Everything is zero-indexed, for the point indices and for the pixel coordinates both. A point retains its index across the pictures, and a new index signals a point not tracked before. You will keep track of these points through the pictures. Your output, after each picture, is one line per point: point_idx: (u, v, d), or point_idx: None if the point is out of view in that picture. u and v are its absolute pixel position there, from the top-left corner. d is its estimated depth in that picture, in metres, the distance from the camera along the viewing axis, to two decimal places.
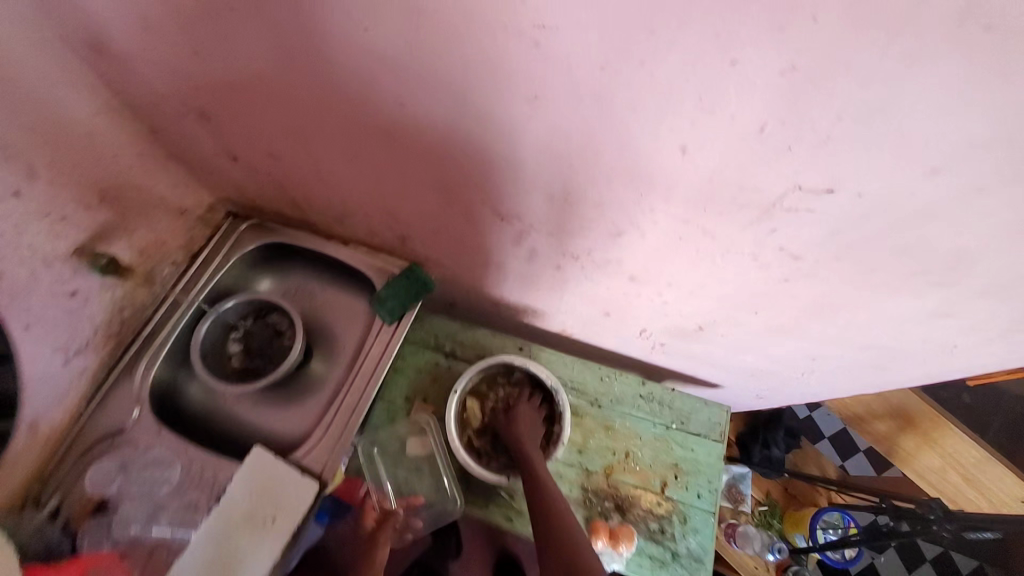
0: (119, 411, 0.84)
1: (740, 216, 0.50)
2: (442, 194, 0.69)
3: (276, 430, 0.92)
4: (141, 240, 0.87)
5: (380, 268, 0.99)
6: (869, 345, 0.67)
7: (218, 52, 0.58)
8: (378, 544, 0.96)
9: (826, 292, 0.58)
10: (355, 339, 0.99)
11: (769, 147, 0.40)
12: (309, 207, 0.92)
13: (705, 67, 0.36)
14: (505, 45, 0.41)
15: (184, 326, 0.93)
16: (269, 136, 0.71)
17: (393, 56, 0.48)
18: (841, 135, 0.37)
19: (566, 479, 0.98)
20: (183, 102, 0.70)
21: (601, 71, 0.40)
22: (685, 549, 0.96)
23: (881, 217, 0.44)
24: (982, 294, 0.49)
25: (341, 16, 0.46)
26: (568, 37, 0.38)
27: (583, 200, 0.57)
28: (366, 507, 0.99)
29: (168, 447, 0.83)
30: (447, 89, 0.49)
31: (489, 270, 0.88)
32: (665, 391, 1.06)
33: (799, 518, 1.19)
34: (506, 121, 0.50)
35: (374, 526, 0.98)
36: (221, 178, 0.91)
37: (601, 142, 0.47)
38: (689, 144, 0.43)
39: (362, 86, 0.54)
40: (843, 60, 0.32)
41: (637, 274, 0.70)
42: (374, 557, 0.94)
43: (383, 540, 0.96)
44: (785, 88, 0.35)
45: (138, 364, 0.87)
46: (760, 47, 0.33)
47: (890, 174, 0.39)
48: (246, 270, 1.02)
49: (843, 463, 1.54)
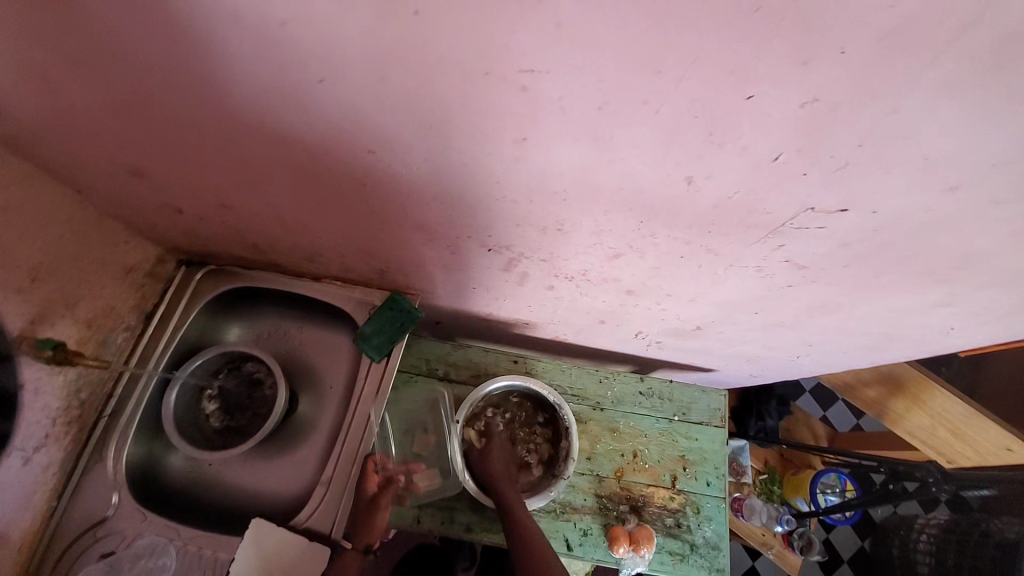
0: (96, 500, 0.80)
1: (746, 235, 0.48)
2: (421, 231, 0.64)
3: (270, 490, 0.87)
4: (86, 313, 0.78)
5: (360, 301, 0.93)
6: (868, 333, 0.68)
7: (144, 108, 0.50)
8: (378, 509, 0.83)
9: (828, 293, 0.57)
10: (342, 379, 0.93)
11: (783, 174, 0.38)
12: (272, 250, 0.84)
13: (718, 103, 0.32)
14: (487, 92, 0.36)
15: (151, 397, 0.88)
16: (217, 188, 0.64)
17: (353, 106, 0.42)
18: (860, 160, 0.35)
19: (579, 489, 0.98)
20: (111, 161, 0.62)
21: (599, 111, 0.35)
22: (702, 538, 0.97)
23: (893, 229, 0.43)
24: (984, 286, 0.50)
25: (286, 68, 0.39)
26: (561, 80, 0.33)
27: (577, 229, 0.54)
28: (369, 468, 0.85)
29: (158, 531, 0.79)
30: (420, 136, 0.43)
31: (477, 294, 0.84)
32: (663, 384, 1.06)
33: (799, 482, 1.23)
34: (490, 163, 0.45)
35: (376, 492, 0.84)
36: (166, 229, 0.82)
37: (598, 177, 0.43)
38: (697, 175, 0.40)
39: (319, 137, 0.48)
40: (871, 89, 0.29)
41: (634, 288, 0.68)
42: (377, 522, 0.83)
43: (385, 505, 0.84)
44: (804, 119, 0.32)
45: (108, 445, 0.83)
46: (781, 82, 0.30)
47: (910, 190, 0.37)
48: (210, 320, 0.95)
49: (825, 414, 1.60)
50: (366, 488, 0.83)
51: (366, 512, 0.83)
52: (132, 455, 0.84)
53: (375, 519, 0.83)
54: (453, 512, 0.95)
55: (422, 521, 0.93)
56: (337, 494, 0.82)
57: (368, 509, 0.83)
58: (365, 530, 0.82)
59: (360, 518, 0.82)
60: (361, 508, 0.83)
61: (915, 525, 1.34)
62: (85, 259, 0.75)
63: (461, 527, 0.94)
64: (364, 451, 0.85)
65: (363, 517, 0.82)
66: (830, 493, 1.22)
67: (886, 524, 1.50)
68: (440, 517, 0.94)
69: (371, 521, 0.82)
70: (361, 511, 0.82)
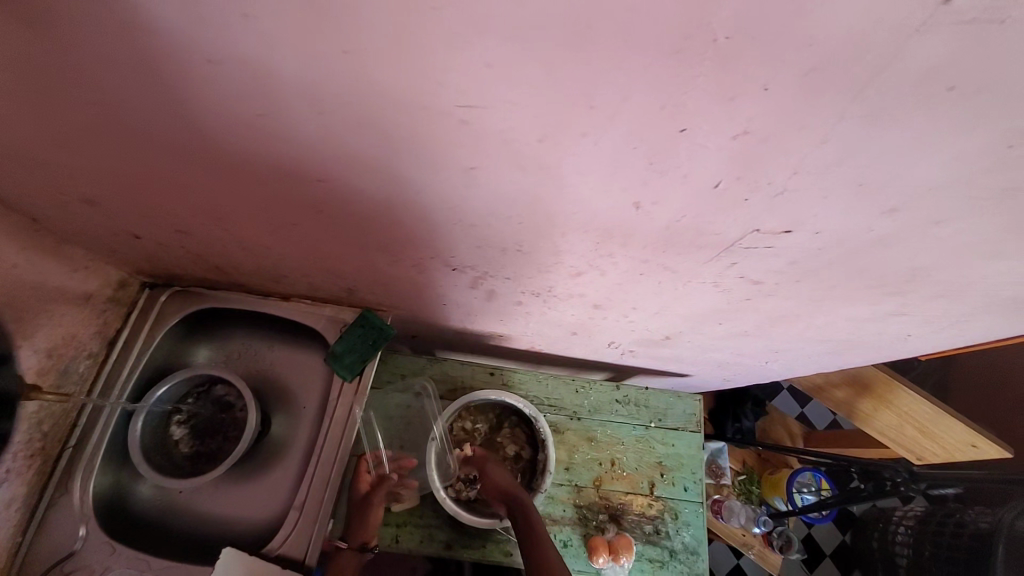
0: (62, 535, 0.78)
1: (700, 254, 0.48)
2: (383, 252, 0.63)
3: (243, 517, 0.85)
4: (47, 341, 0.75)
5: (331, 319, 0.92)
6: (830, 340, 0.69)
7: (85, 140, 0.48)
8: (371, 506, 0.89)
9: (786, 305, 0.58)
10: (315, 399, 0.91)
11: (726, 199, 0.38)
12: (237, 271, 0.83)
13: (654, 135, 0.33)
14: (427, 125, 0.36)
15: (117, 425, 0.85)
16: (172, 214, 0.62)
17: (298, 137, 0.41)
18: (796, 185, 0.36)
19: (558, 500, 0.98)
20: (59, 190, 0.60)
21: (540, 143, 0.35)
22: (681, 544, 0.98)
23: (838, 247, 0.43)
24: (934, 296, 0.51)
25: (225, 102, 0.39)
26: (499, 114, 0.33)
27: (537, 250, 0.54)
28: (360, 471, 0.92)
29: (127, 564, 0.78)
30: (369, 164, 0.43)
31: (447, 310, 0.84)
32: (639, 391, 1.07)
33: (775, 482, 1.25)
34: (442, 190, 0.45)
35: (368, 490, 0.91)
36: (124, 254, 0.80)
37: (548, 203, 0.43)
38: (644, 201, 0.40)
39: (269, 166, 0.47)
40: (799, 121, 0.30)
41: (600, 302, 0.68)
42: (369, 518, 0.88)
43: (377, 502, 0.89)
44: (738, 149, 0.33)
45: (74, 478, 0.81)
46: (712, 116, 0.30)
47: (851, 213, 0.38)
48: (177, 343, 0.93)
49: (803, 409, 1.64)
50: (359, 486, 0.91)
51: (360, 510, 0.89)
52: (99, 486, 0.82)
53: (366, 515, 0.88)
54: (432, 530, 0.94)
55: (400, 540, 0.93)
56: (311, 517, 0.82)
57: (362, 506, 0.89)
58: (358, 527, 0.88)
59: (355, 516, 0.89)
60: (357, 506, 0.90)
61: (892, 517, 1.37)
62: (43, 288, 0.72)
63: (440, 544, 0.93)
64: (338, 473, 0.84)
65: (356, 515, 0.89)
66: (807, 491, 1.23)
67: (864, 518, 1.53)
68: (419, 535, 0.93)
69: (364, 519, 0.88)
70: (356, 509, 0.89)
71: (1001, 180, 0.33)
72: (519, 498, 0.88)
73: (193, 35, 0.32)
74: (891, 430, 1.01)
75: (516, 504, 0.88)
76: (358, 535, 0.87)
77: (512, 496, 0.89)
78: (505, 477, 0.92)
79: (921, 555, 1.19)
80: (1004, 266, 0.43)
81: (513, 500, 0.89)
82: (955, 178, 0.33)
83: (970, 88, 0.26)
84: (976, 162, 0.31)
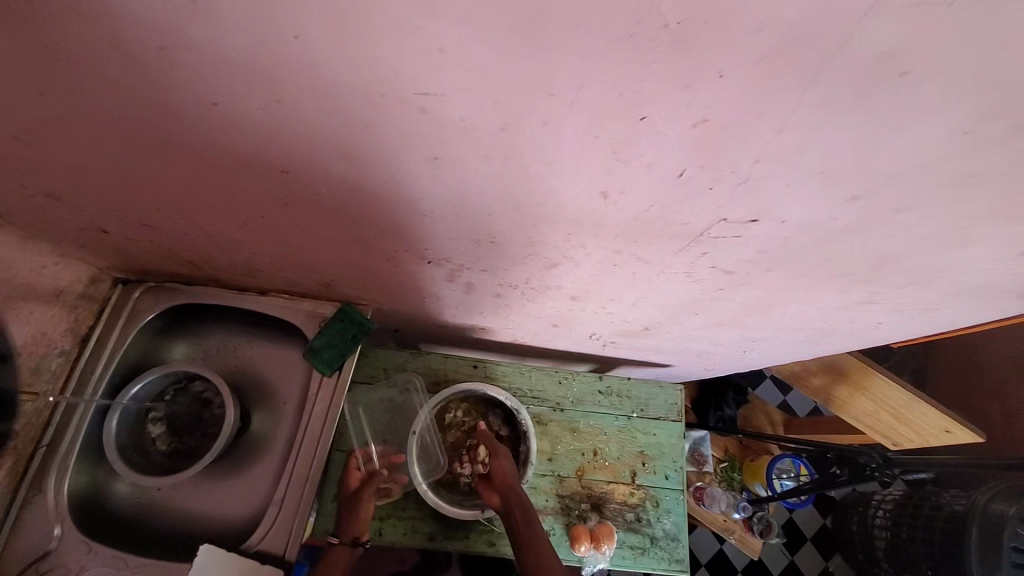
0: (38, 534, 0.77)
1: (671, 244, 0.49)
2: (357, 245, 0.62)
3: (223, 513, 0.84)
4: (15, 340, 0.74)
5: (309, 314, 0.91)
6: (805, 328, 0.70)
7: (40, 133, 0.47)
8: (361, 502, 0.88)
9: (759, 295, 0.59)
10: (295, 394, 0.90)
11: (691, 188, 0.38)
12: (211, 266, 0.81)
13: (615, 123, 0.32)
14: (388, 115, 0.35)
15: (91, 424, 0.84)
16: (140, 208, 0.61)
17: (258, 127, 0.40)
18: (759, 174, 0.36)
19: (541, 490, 0.99)
20: (19, 185, 0.58)
21: (503, 131, 0.35)
22: (662, 531, 1.00)
23: (805, 236, 0.44)
24: (903, 284, 0.51)
25: (179, 91, 0.37)
26: (459, 103, 0.33)
27: (510, 241, 0.54)
28: (349, 468, 0.90)
29: (105, 562, 0.77)
30: (334, 155, 0.42)
31: (427, 303, 0.83)
32: (622, 381, 1.08)
33: (756, 468, 1.27)
34: (410, 182, 0.44)
35: (358, 486, 0.89)
36: (93, 250, 0.78)
37: (517, 194, 0.43)
38: (611, 190, 0.40)
39: (232, 157, 0.46)
40: (755, 108, 0.30)
41: (578, 294, 0.68)
42: (358, 515, 0.87)
43: (368, 499, 0.88)
44: (698, 137, 0.33)
45: (48, 477, 0.79)
46: (670, 104, 0.30)
47: (814, 202, 0.38)
48: (153, 339, 0.91)
49: (785, 397, 1.67)
50: (349, 483, 0.89)
51: (350, 506, 0.88)
52: (74, 485, 0.81)
53: (356, 511, 0.87)
54: (416, 522, 0.94)
55: (384, 533, 0.93)
56: (291, 512, 0.81)
57: (351, 502, 0.88)
58: (349, 523, 0.87)
59: (345, 513, 0.87)
60: (347, 502, 0.88)
61: (872, 501, 1.40)
62: (9, 284, 0.70)
63: (424, 536, 0.94)
64: (318, 468, 0.84)
65: (346, 511, 0.87)
66: (787, 477, 1.25)
67: (844, 502, 1.56)
68: (403, 528, 0.94)
69: (354, 515, 0.87)
70: (346, 505, 0.88)
71: (959, 167, 0.33)
72: (520, 497, 0.88)
73: (139, 21, 0.31)
74: (867, 415, 1.03)
75: (510, 501, 0.88)
76: (348, 530, 0.87)
77: (513, 493, 0.89)
78: (512, 472, 0.91)
79: (898, 536, 1.23)
80: (968, 253, 0.44)
81: (513, 498, 0.88)
82: (914, 165, 0.33)
83: (921, 73, 0.26)
84: (930, 149, 0.32)
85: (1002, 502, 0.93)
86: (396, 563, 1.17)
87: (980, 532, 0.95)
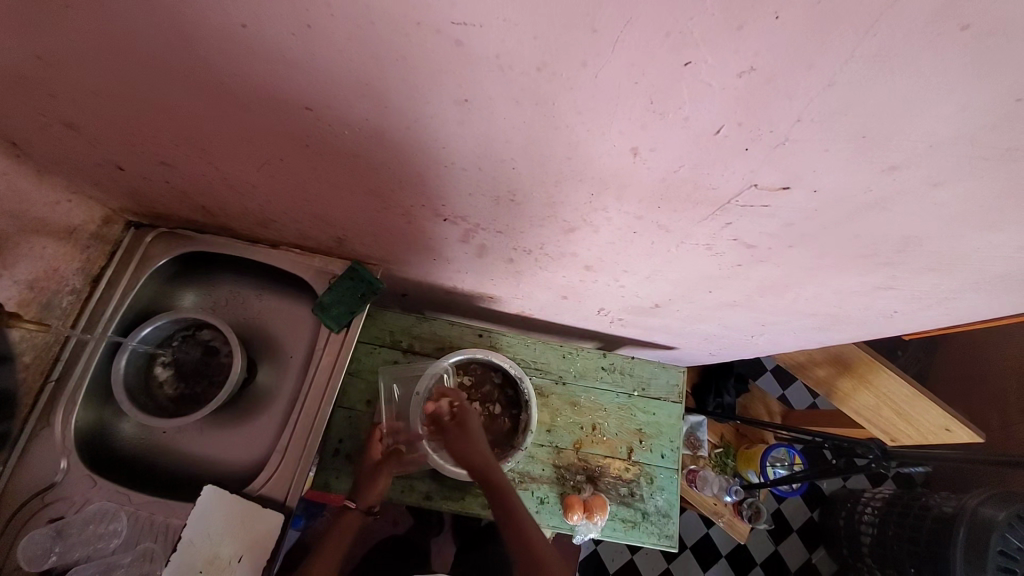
0: (44, 466, 0.78)
1: (694, 212, 0.48)
2: (373, 198, 0.61)
3: (227, 458, 0.86)
4: (27, 273, 0.74)
5: (319, 269, 0.91)
6: (817, 313, 0.69)
7: (57, 52, 0.45)
8: (381, 474, 0.90)
9: (777, 274, 0.58)
10: (302, 349, 0.91)
11: (726, 148, 0.38)
12: (225, 213, 0.81)
13: (657, 67, 0.31)
14: (420, 45, 0.34)
15: (100, 363, 0.84)
16: (157, 144, 0.60)
17: (285, 54, 0.39)
18: (798, 137, 0.35)
19: (538, 459, 1.00)
20: (36, 111, 0.57)
21: (539, 73, 0.34)
22: (654, 506, 1.01)
23: (833, 209, 0.43)
24: (923, 270, 0.51)
25: (207, 12, 0.37)
26: (494, 36, 0.32)
27: (530, 200, 0.53)
28: (372, 438, 0.92)
29: (108, 497, 0.78)
30: (358, 94, 0.41)
31: (437, 266, 0.83)
32: (625, 359, 1.08)
33: (750, 456, 1.29)
34: (434, 128, 0.43)
35: (379, 460, 0.91)
36: (106, 188, 0.77)
37: (547, 147, 0.42)
38: (641, 147, 0.39)
39: (257, 93, 0.45)
40: (806, 61, 0.29)
41: (592, 264, 0.67)
42: (377, 487, 0.89)
43: (387, 472, 0.91)
44: (742, 90, 0.32)
45: (56, 411, 0.80)
46: (717, 47, 0.29)
47: (848, 173, 0.38)
48: (164, 284, 0.91)
49: (784, 392, 1.68)
50: (370, 454, 0.91)
51: (369, 476, 0.90)
52: (81, 420, 0.81)
53: (375, 481, 0.89)
54: (414, 481, 0.96)
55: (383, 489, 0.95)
56: (294, 461, 0.83)
57: (371, 473, 0.90)
58: (365, 491, 0.89)
59: (363, 481, 0.89)
60: (365, 473, 0.90)
61: (861, 498, 1.42)
62: (22, 216, 0.70)
63: (422, 495, 0.96)
64: (322, 421, 0.85)
65: (365, 480, 0.89)
66: (780, 466, 1.27)
67: (833, 496, 1.59)
68: (401, 485, 0.95)
69: (372, 485, 0.89)
70: (364, 475, 0.90)
71: (1003, 141, 0.32)
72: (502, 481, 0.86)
73: None
74: (867, 410, 1.03)
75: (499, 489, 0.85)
76: (363, 498, 0.88)
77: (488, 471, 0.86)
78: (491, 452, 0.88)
79: (884, 533, 1.25)
80: (997, 238, 0.43)
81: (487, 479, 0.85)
82: (957, 135, 0.32)
83: (983, 29, 0.25)
84: (979, 116, 0.31)
85: (992, 506, 0.94)
86: (390, 524, 1.20)
87: (968, 534, 0.95)
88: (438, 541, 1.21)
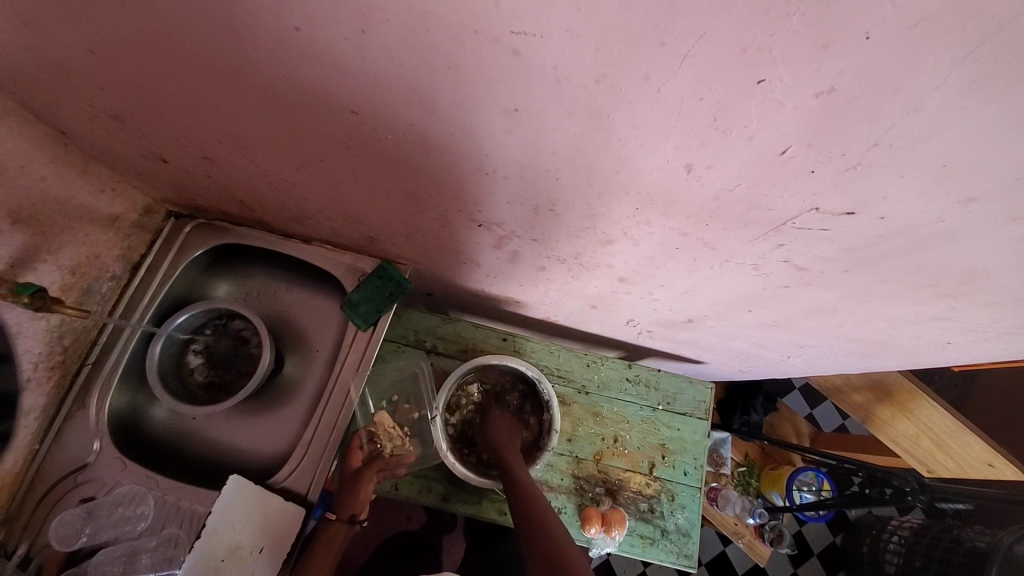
0: (77, 447, 0.80)
1: (745, 231, 0.46)
2: (409, 201, 0.61)
3: (252, 448, 0.87)
4: (71, 258, 0.76)
5: (349, 266, 0.91)
6: (861, 338, 0.65)
7: (112, 47, 0.46)
8: (363, 482, 0.87)
9: (826, 297, 0.55)
10: (330, 342, 0.92)
11: (789, 170, 0.36)
12: (262, 208, 0.82)
13: (724, 84, 0.30)
14: (475, 54, 0.33)
15: (136, 348, 0.86)
16: (203, 140, 0.61)
17: (337, 58, 0.38)
18: (873, 161, 0.33)
19: (557, 468, 0.99)
20: (90, 104, 0.58)
21: (596, 86, 0.32)
22: (674, 524, 0.99)
23: (899, 237, 0.40)
24: (986, 304, 0.47)
25: (263, 14, 0.36)
26: (554, 47, 0.30)
27: (570, 211, 0.51)
28: (353, 445, 0.90)
29: (137, 480, 0.80)
30: (405, 100, 0.41)
31: (465, 269, 0.82)
32: (650, 371, 1.06)
33: (775, 477, 1.24)
34: (480, 135, 0.42)
35: (362, 466, 0.89)
36: (149, 178, 0.78)
37: (595, 160, 0.41)
38: (697, 163, 0.37)
39: (305, 95, 0.45)
40: (895, 85, 0.27)
41: (627, 276, 0.65)
42: (359, 494, 0.87)
43: (370, 478, 0.88)
44: (818, 112, 0.30)
45: (91, 394, 0.82)
46: (795, 66, 0.27)
47: (921, 202, 0.35)
48: (199, 274, 0.93)
49: (812, 412, 1.62)
50: (351, 461, 0.89)
51: (352, 483, 0.87)
52: (114, 404, 0.83)
53: (358, 490, 0.87)
54: (431, 482, 0.96)
55: (398, 488, 0.95)
56: (317, 455, 0.83)
57: (354, 480, 0.88)
58: (348, 499, 0.86)
59: (347, 490, 0.87)
60: (346, 480, 0.88)
61: (888, 525, 1.35)
62: (69, 204, 0.72)
63: (438, 497, 0.96)
64: (345, 417, 0.85)
65: (347, 489, 0.87)
66: (806, 490, 1.23)
67: (858, 522, 1.52)
68: (419, 485, 0.96)
69: (354, 494, 0.86)
70: (347, 483, 0.88)
71: None
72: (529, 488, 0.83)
73: None
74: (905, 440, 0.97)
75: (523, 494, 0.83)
76: (348, 507, 0.86)
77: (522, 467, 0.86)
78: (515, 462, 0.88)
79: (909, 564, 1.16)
80: None
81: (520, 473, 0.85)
82: None
83: None
84: None
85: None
86: (403, 519, 1.21)
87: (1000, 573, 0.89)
88: (450, 540, 1.21)
